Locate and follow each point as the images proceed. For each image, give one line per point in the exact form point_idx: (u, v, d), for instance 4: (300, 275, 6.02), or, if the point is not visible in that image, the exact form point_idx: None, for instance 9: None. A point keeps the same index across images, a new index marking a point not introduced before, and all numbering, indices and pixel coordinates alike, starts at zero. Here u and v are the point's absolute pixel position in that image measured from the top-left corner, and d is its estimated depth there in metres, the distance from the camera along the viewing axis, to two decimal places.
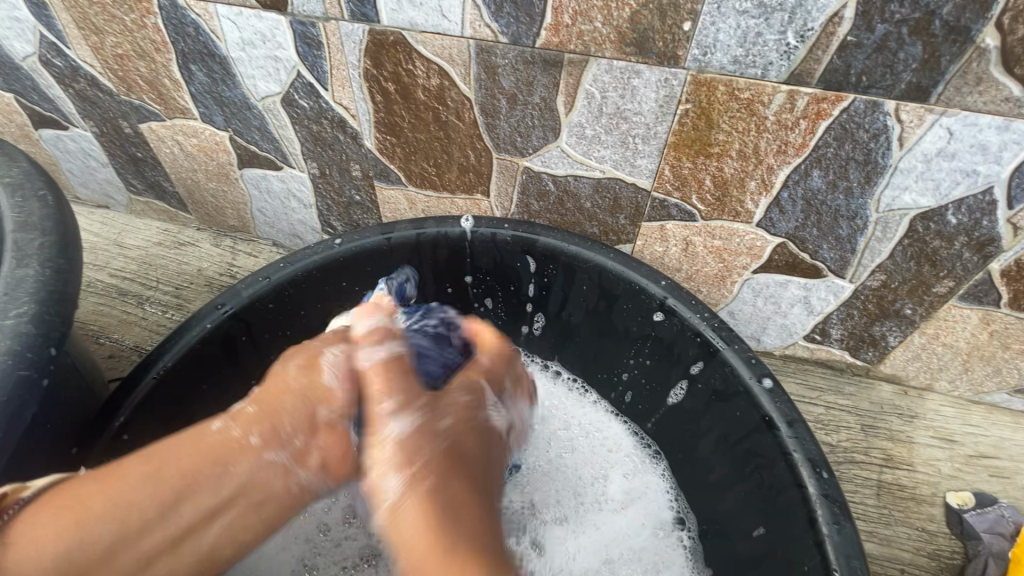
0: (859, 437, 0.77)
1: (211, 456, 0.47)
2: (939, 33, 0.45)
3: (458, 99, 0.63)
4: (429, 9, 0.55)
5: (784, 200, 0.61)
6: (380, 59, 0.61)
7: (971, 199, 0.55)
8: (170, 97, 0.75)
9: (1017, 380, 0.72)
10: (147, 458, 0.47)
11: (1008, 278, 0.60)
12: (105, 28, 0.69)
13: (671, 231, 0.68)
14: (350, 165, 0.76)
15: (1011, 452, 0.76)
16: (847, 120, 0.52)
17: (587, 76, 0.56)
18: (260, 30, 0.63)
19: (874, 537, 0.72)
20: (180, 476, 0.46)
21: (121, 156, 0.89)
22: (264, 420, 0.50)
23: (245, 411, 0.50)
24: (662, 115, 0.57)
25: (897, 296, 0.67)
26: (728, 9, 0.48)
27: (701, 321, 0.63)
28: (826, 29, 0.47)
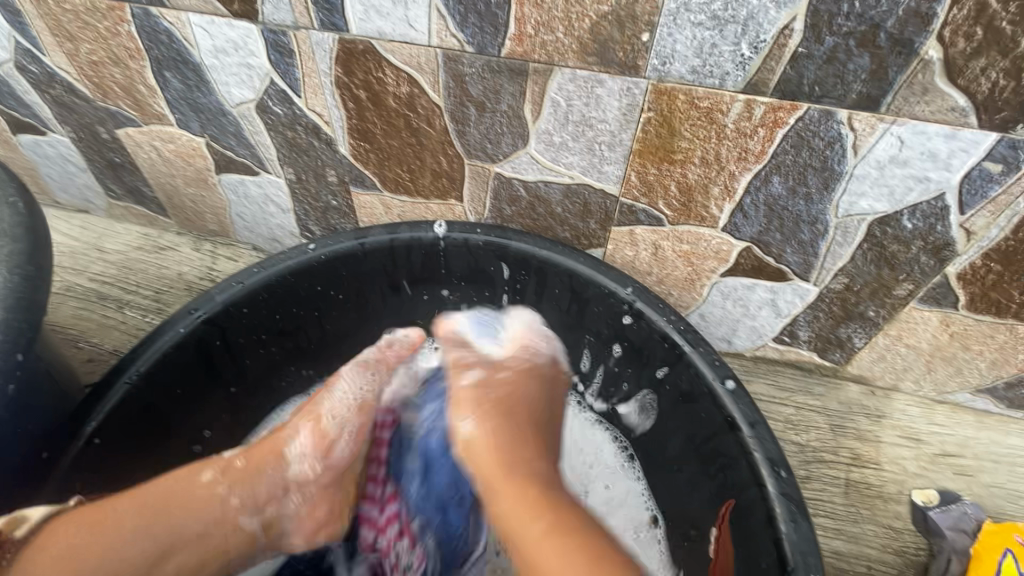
0: (828, 437, 0.79)
1: (199, 511, 0.53)
2: (885, 46, 0.47)
3: (429, 106, 0.64)
4: (396, 19, 0.56)
5: (747, 205, 0.62)
6: (351, 67, 0.62)
7: (925, 205, 0.56)
8: (146, 103, 0.76)
9: (979, 380, 0.74)
10: (139, 506, 0.51)
11: (964, 281, 0.62)
12: (79, 36, 0.70)
13: (640, 235, 0.70)
14: (325, 171, 0.77)
15: (975, 450, 0.77)
16: (802, 128, 0.53)
17: (552, 84, 0.57)
18: (232, 38, 0.63)
19: (840, 535, 0.73)
20: (172, 525, 0.52)
21: (99, 161, 0.89)
22: (246, 482, 0.56)
23: (235, 467, 0.57)
24: (626, 123, 0.58)
25: (860, 299, 0.68)
26: (684, 21, 0.49)
27: (667, 324, 0.64)
28: (778, 41, 0.48)
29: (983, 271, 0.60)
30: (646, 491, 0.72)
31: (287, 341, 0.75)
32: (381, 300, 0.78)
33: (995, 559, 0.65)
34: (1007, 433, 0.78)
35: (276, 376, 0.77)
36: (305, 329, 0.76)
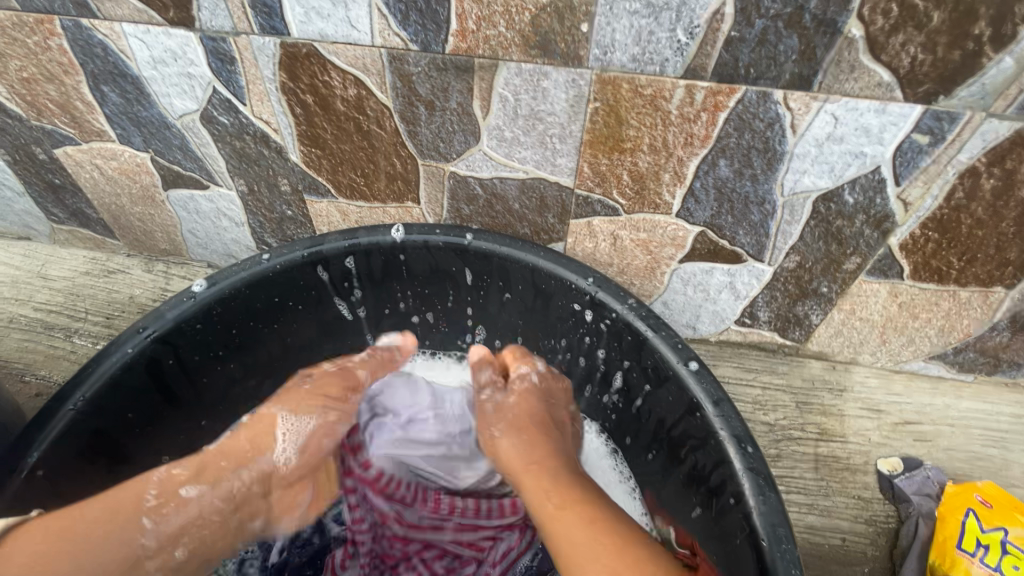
0: (794, 414, 0.81)
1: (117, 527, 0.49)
2: (811, 26, 0.49)
3: (378, 108, 0.63)
4: (337, 20, 0.56)
5: (697, 190, 0.63)
6: (295, 72, 0.61)
7: (863, 179, 0.59)
8: (84, 119, 0.73)
9: (930, 347, 0.76)
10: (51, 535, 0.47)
11: (906, 252, 0.65)
12: (9, 53, 0.67)
13: (598, 227, 0.70)
14: (277, 180, 0.75)
15: (933, 416, 0.80)
16: (742, 111, 0.55)
17: (498, 79, 0.58)
18: (170, 47, 0.62)
19: (814, 509, 0.76)
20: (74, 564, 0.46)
21: (37, 184, 0.85)
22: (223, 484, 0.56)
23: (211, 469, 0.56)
24: (574, 114, 0.59)
25: (814, 276, 0.70)
26: (620, 10, 0.50)
27: (629, 311, 0.64)
28: (710, 26, 0.50)
29: (923, 240, 0.63)
30: (631, 484, 0.72)
31: (246, 356, 0.73)
32: (342, 308, 0.76)
33: (958, 519, 0.69)
34: (960, 397, 0.81)
35: (234, 395, 0.74)
36: (263, 342, 0.73)
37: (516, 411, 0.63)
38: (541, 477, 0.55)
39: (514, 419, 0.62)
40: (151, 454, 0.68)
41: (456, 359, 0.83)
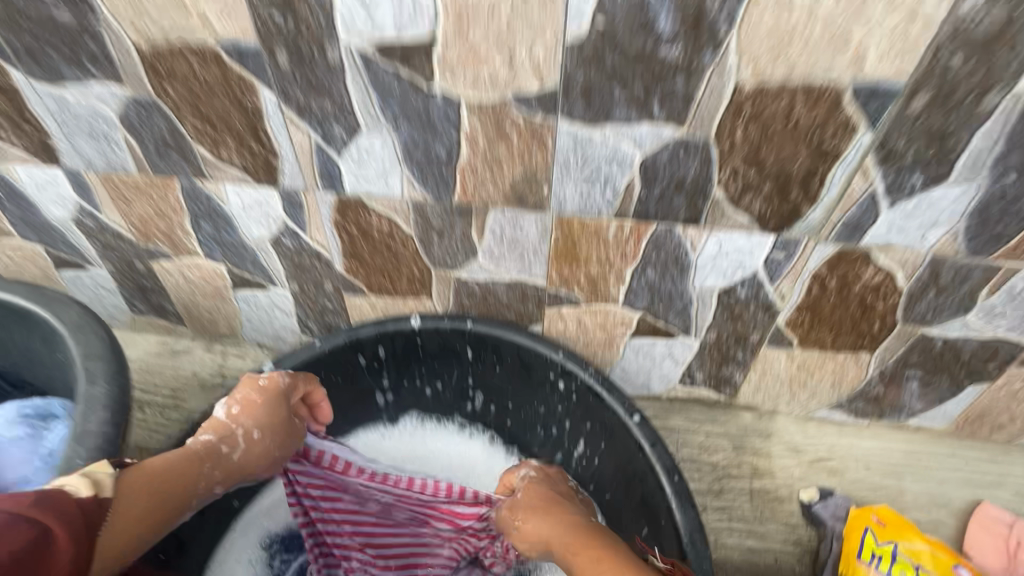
0: (732, 455, 1.01)
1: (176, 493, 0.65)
2: (690, 190, 0.74)
3: (403, 235, 0.88)
4: (378, 183, 0.82)
5: (635, 287, 0.88)
6: (346, 213, 0.87)
7: (748, 280, 0.83)
8: (180, 242, 0.98)
9: (830, 398, 0.98)
10: (141, 493, 0.62)
11: (791, 328, 0.88)
12: (135, 199, 0.92)
13: (566, 313, 0.94)
14: (323, 282, 0.99)
15: (841, 453, 1.00)
16: (656, 238, 0.80)
17: (489, 218, 0.83)
18: (257, 197, 0.88)
19: (751, 534, 0.95)
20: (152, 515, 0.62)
21: (130, 286, 1.09)
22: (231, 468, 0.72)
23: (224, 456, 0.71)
24: (543, 239, 0.84)
25: (730, 345, 0.93)
26: (568, 180, 0.76)
27: (590, 377, 0.86)
28: (627, 189, 0.76)
29: (800, 319, 0.87)
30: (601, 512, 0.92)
31: None
32: (371, 378, 0.98)
33: (859, 535, 0.89)
34: (862, 437, 1.01)
35: None
36: None
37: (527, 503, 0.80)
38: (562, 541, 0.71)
39: (528, 508, 0.79)
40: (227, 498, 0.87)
41: (459, 426, 1.05)
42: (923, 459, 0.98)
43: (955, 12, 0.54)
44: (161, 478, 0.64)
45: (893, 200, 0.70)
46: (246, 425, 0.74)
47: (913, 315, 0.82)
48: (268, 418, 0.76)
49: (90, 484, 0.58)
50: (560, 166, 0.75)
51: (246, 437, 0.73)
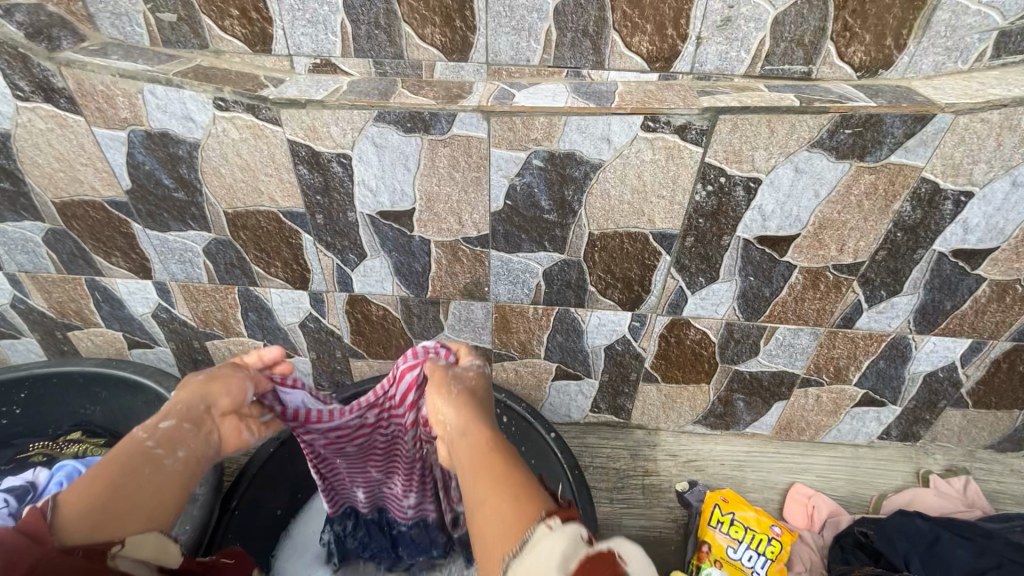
0: (629, 461, 1.43)
1: (105, 487, 0.75)
2: (575, 287, 1.20)
3: (393, 317, 1.31)
4: (377, 286, 1.24)
5: (550, 346, 1.31)
6: (354, 304, 1.29)
7: (620, 339, 1.28)
8: (231, 326, 1.37)
9: (692, 416, 1.42)
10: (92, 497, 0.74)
11: (654, 369, 1.33)
12: (203, 299, 1.32)
13: (507, 365, 1.37)
14: (335, 351, 1.40)
15: (703, 455, 1.44)
16: (560, 315, 1.25)
17: (451, 305, 1.26)
18: (292, 296, 1.29)
19: (641, 516, 1.36)
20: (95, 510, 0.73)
21: (185, 359, 1.46)
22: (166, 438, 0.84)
23: (159, 430, 0.84)
24: (487, 318, 1.28)
25: (618, 383, 1.37)
26: (500, 282, 1.21)
27: (522, 408, 1.29)
28: (537, 287, 1.21)
29: (659, 364, 1.32)
30: None
31: None
32: None
33: (710, 508, 1.31)
34: (717, 443, 1.45)
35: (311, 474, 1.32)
36: None
37: (445, 417, 0.92)
38: (473, 451, 0.86)
39: (438, 399, 0.94)
40: (274, 508, 1.24)
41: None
42: (758, 456, 1.44)
43: (692, 200, 1.02)
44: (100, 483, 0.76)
45: (693, 291, 1.17)
46: (181, 403, 0.89)
47: (726, 357, 1.29)
48: (188, 390, 0.90)
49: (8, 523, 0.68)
50: (494, 275, 1.20)
51: (165, 410, 0.88)
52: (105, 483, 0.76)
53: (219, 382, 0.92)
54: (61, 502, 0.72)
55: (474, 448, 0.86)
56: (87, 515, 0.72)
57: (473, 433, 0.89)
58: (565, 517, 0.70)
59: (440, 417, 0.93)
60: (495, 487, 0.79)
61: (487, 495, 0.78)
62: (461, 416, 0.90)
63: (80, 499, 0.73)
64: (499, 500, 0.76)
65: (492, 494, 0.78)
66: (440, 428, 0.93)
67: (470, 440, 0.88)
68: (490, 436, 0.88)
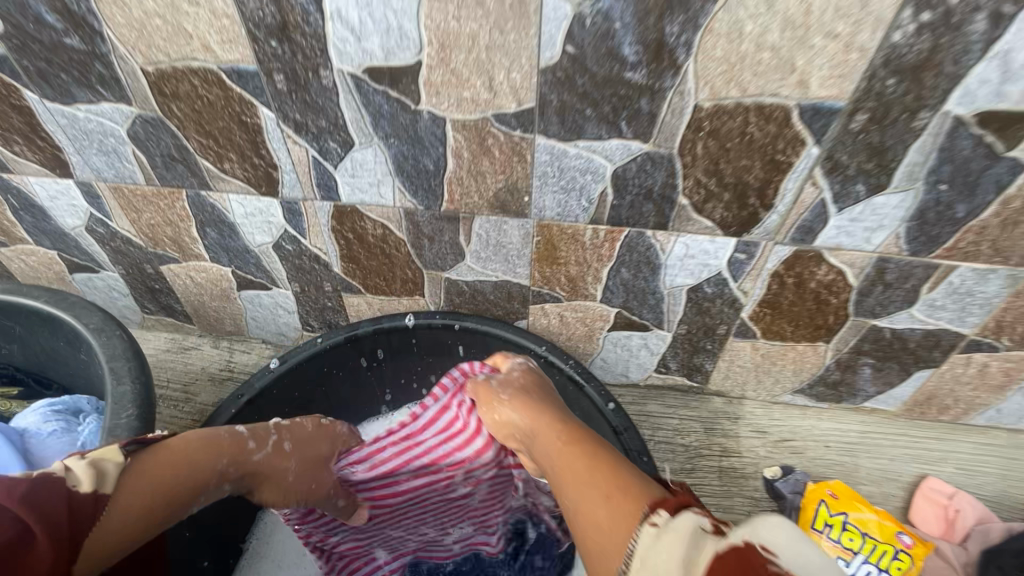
0: (703, 436, 1.10)
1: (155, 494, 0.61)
2: (658, 199, 0.81)
3: (396, 239, 0.95)
4: (372, 193, 0.88)
5: (610, 286, 0.95)
6: (342, 219, 0.93)
7: (713, 278, 0.91)
8: (187, 247, 1.04)
9: (792, 384, 1.07)
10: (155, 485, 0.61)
11: (754, 321, 0.96)
12: (144, 208, 0.98)
13: (548, 309, 1.02)
14: (323, 283, 1.06)
15: (802, 434, 1.09)
16: (629, 241, 0.88)
17: (475, 224, 0.90)
18: (259, 206, 0.94)
19: (718, 507, 1.04)
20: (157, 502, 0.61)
21: (139, 288, 1.15)
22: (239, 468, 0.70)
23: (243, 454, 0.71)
24: (525, 242, 0.91)
25: (699, 337, 1.01)
26: (546, 190, 0.83)
27: (569, 368, 0.94)
28: (601, 197, 0.83)
29: (762, 313, 0.95)
30: None
31: (302, 411, 1.02)
32: (368, 371, 1.06)
33: (814, 507, 0.99)
34: (821, 419, 1.10)
35: None
36: (315, 399, 1.03)
37: (506, 401, 0.78)
38: (550, 445, 0.66)
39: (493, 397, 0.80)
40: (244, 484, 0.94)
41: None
42: (876, 438, 1.09)
43: (885, 41, 0.60)
44: (176, 471, 0.64)
45: (840, 207, 0.77)
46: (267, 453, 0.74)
47: (863, 308, 0.90)
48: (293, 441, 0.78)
49: (94, 473, 0.57)
50: (538, 178, 0.81)
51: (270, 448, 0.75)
52: (162, 488, 0.62)
53: (315, 470, 0.79)
54: (134, 471, 0.60)
55: (544, 443, 0.67)
56: (167, 507, 0.62)
57: (541, 425, 0.70)
58: (675, 508, 0.47)
59: (502, 415, 0.78)
60: (576, 481, 0.57)
61: (570, 490, 0.57)
62: (521, 412, 0.75)
63: (137, 494, 0.59)
64: (597, 495, 0.53)
65: (577, 491, 0.56)
66: (496, 428, 0.81)
67: (541, 433, 0.69)
68: (564, 427, 0.67)
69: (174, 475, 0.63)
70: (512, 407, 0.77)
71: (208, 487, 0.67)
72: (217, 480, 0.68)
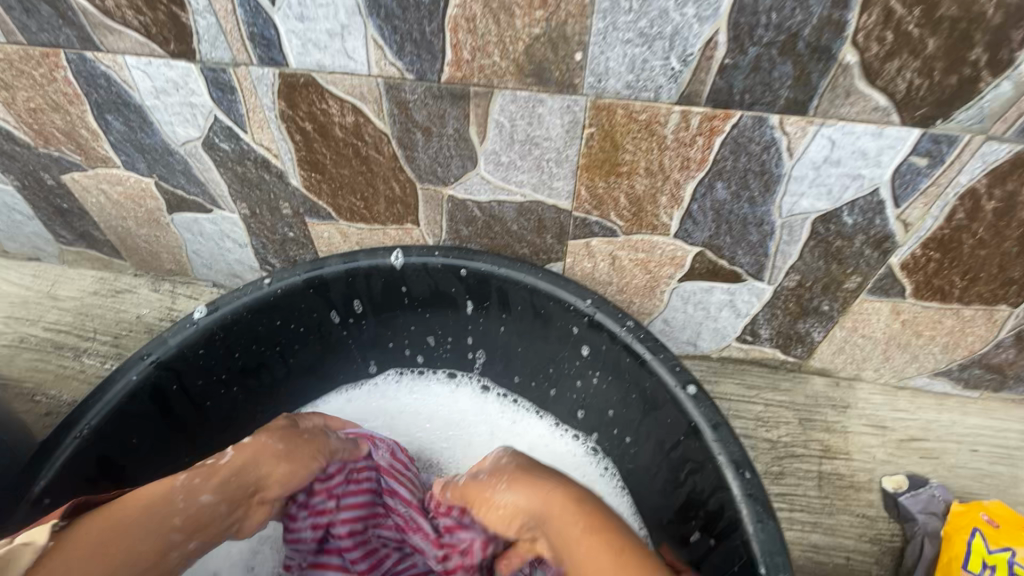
0: (797, 431, 0.80)
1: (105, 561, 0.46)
2: (805, 53, 0.48)
3: (375, 134, 0.64)
4: (334, 51, 0.56)
5: (695, 211, 0.63)
6: (294, 100, 0.62)
7: (862, 201, 0.58)
8: (89, 147, 0.74)
9: (935, 364, 0.76)
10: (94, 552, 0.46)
11: (907, 271, 0.64)
12: (16, 83, 0.68)
13: (596, 247, 0.71)
14: (279, 204, 0.76)
15: (938, 432, 0.79)
16: (738, 135, 0.55)
17: (493, 106, 0.58)
18: (171, 78, 0.63)
19: (817, 528, 0.75)
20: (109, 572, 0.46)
21: (46, 208, 0.87)
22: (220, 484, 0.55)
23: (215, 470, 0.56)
24: (570, 139, 0.59)
25: (814, 294, 0.70)
26: (613, 39, 0.50)
27: (627, 333, 0.64)
28: (705, 53, 0.50)
29: (923, 260, 0.63)
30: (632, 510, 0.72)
31: (249, 379, 0.74)
32: (343, 329, 0.77)
33: (963, 538, 0.68)
34: (965, 413, 0.80)
35: (238, 417, 0.75)
36: (269, 364, 0.75)
37: (511, 471, 0.56)
38: (580, 544, 0.49)
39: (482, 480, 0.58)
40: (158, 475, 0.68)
41: (445, 375, 0.84)
42: None
43: None
44: (124, 526, 0.48)
45: None
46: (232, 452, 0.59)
47: None
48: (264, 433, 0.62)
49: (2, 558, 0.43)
50: (603, 15, 0.49)
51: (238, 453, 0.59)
52: (102, 541, 0.47)
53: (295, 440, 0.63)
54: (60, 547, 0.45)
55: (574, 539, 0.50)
56: (115, 555, 0.47)
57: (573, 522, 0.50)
58: None
59: (500, 509, 0.56)
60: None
61: None
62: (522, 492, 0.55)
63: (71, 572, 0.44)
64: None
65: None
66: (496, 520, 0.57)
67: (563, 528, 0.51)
68: (588, 512, 0.51)
69: (122, 522, 0.49)
70: (508, 480, 0.56)
71: (175, 513, 0.51)
72: (191, 510, 0.52)
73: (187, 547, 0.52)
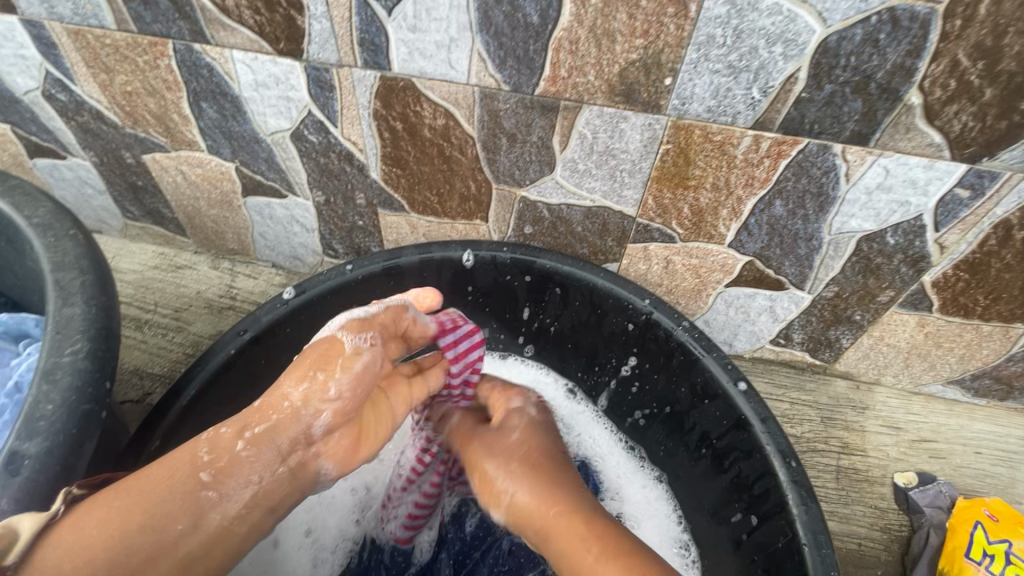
0: (819, 428, 0.87)
1: (155, 494, 0.49)
2: (875, 92, 0.54)
3: (462, 137, 0.69)
4: (438, 60, 0.61)
5: (751, 224, 0.69)
6: (390, 102, 0.66)
7: (906, 224, 0.65)
8: (177, 131, 0.78)
9: (949, 373, 0.83)
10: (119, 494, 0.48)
11: (937, 289, 0.71)
12: (116, 67, 0.71)
13: (653, 251, 0.77)
14: (354, 194, 0.81)
15: (947, 435, 0.87)
16: (802, 160, 0.61)
17: (580, 119, 0.63)
18: (274, 74, 0.67)
19: (834, 516, 0.82)
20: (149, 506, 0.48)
21: (119, 184, 0.90)
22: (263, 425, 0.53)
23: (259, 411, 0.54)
24: (646, 153, 0.64)
25: (849, 305, 0.77)
26: (703, 68, 0.56)
27: (682, 332, 0.70)
28: (784, 87, 0.55)
29: (954, 279, 0.69)
30: (668, 501, 0.79)
31: None
32: None
33: (967, 530, 0.75)
34: (972, 418, 0.88)
35: None
36: None
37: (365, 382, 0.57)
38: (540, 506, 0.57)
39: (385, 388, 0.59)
40: None
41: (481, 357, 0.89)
42: None
43: None
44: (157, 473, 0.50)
45: None
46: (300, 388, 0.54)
47: None
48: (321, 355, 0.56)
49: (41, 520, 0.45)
50: (697, 47, 0.54)
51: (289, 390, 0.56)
52: (136, 500, 0.48)
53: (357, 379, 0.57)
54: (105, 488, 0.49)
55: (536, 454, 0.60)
56: (142, 510, 0.47)
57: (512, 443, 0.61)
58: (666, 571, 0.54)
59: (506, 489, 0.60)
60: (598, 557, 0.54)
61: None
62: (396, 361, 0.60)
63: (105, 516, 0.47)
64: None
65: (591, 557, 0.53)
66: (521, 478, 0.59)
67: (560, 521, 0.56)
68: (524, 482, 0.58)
69: (145, 482, 0.49)
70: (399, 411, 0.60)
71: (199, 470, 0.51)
72: (218, 463, 0.51)
73: (227, 503, 0.51)
